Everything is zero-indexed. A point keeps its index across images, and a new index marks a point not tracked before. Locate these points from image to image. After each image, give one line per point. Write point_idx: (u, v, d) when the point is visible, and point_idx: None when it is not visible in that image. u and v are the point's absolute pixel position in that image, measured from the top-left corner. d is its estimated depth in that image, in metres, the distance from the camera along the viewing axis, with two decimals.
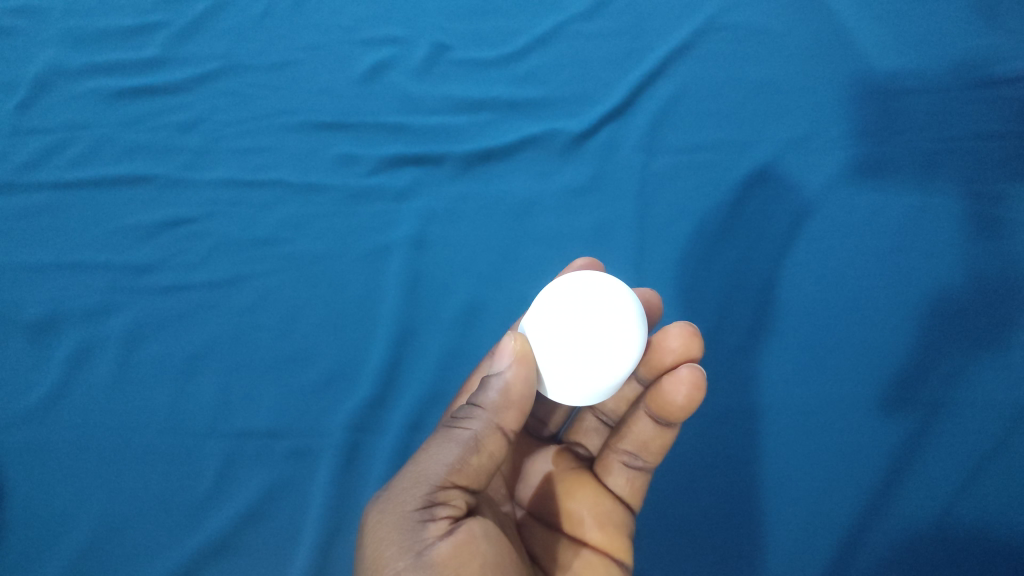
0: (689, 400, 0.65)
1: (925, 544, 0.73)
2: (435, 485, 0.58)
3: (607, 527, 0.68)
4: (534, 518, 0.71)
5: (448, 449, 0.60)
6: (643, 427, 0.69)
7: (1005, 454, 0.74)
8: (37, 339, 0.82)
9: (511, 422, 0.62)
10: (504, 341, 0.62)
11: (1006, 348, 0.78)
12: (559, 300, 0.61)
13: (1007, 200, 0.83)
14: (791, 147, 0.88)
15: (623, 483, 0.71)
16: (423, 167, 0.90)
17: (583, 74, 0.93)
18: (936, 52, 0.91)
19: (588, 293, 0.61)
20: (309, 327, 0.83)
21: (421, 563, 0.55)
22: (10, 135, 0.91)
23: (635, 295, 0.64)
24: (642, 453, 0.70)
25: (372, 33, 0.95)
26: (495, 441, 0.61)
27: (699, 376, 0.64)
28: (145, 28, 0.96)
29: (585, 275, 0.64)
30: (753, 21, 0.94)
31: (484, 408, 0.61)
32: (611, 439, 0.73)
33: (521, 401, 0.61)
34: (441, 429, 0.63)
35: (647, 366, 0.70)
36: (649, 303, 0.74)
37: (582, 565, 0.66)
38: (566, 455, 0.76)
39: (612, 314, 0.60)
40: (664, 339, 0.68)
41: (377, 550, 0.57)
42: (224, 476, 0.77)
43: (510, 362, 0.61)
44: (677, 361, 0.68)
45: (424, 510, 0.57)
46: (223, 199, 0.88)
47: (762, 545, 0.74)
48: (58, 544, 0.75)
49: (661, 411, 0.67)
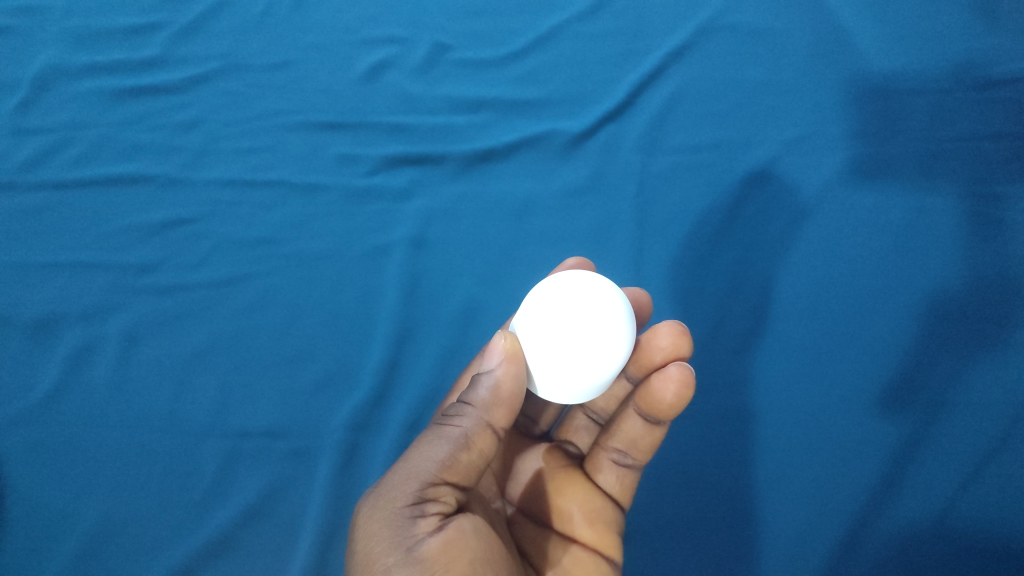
0: (679, 399, 0.65)
1: (924, 544, 0.73)
2: (426, 482, 0.58)
3: (597, 524, 0.68)
4: (525, 516, 0.71)
5: (439, 446, 0.60)
6: (632, 425, 0.69)
7: (1003, 453, 0.75)
8: (36, 338, 0.82)
9: (501, 420, 0.62)
10: (494, 340, 0.62)
11: (1004, 349, 0.78)
12: (549, 299, 0.61)
13: (1005, 201, 0.84)
14: (790, 147, 0.88)
15: (613, 481, 0.71)
16: (423, 167, 0.90)
17: (584, 75, 0.93)
18: (935, 52, 0.91)
19: (578, 292, 0.61)
20: (308, 327, 0.83)
21: (411, 559, 0.55)
22: (10, 135, 0.91)
23: (625, 295, 0.64)
24: (631, 451, 0.70)
25: (372, 32, 0.95)
26: (485, 439, 0.61)
27: (688, 375, 0.64)
28: (145, 28, 0.96)
29: (575, 274, 0.64)
30: (753, 21, 0.94)
31: (474, 406, 0.61)
32: (601, 437, 0.73)
33: (511, 399, 0.61)
34: (432, 427, 0.63)
35: (638, 364, 0.70)
36: (638, 302, 0.74)
37: (572, 561, 0.67)
38: (557, 452, 0.76)
39: (602, 313, 0.60)
40: (653, 337, 0.68)
41: (368, 546, 0.57)
42: (223, 475, 0.77)
43: (500, 361, 0.61)
44: (666, 359, 0.68)
45: (415, 506, 0.57)
46: (222, 199, 0.88)
47: (760, 544, 0.74)
48: (59, 543, 0.75)
49: (651, 409, 0.67)
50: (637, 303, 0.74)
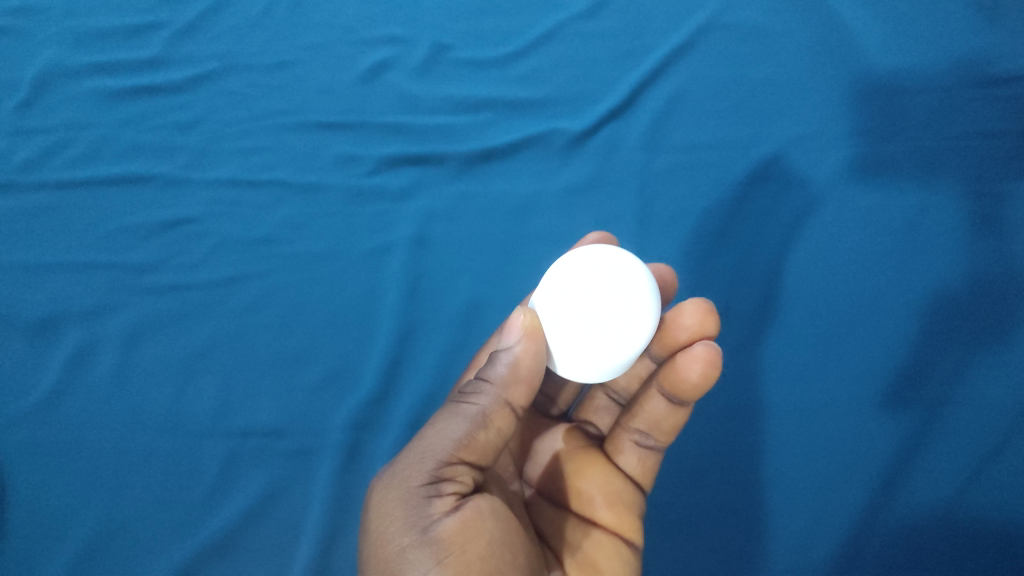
0: (704, 378, 0.64)
1: (925, 543, 0.73)
2: (442, 461, 0.58)
3: (616, 507, 0.68)
4: (543, 497, 0.72)
5: (455, 424, 0.60)
6: (655, 406, 0.68)
7: (1004, 452, 0.74)
8: (36, 339, 0.82)
9: (519, 398, 0.62)
10: (514, 316, 0.61)
11: (1007, 348, 0.78)
12: (572, 276, 0.60)
13: (1006, 200, 0.83)
14: (791, 145, 0.88)
15: (635, 462, 0.71)
16: (423, 166, 0.90)
17: (584, 74, 0.93)
18: (937, 51, 0.90)
19: (602, 268, 0.60)
20: (309, 326, 0.83)
21: (426, 539, 0.55)
22: (11, 135, 0.90)
23: (649, 271, 0.63)
24: (654, 432, 0.69)
25: (372, 32, 0.95)
26: (503, 417, 0.60)
27: (715, 354, 0.63)
28: (145, 28, 0.96)
29: (597, 249, 0.62)
30: (753, 20, 0.94)
31: (492, 383, 0.61)
32: (623, 417, 0.72)
33: (530, 377, 0.61)
34: (449, 404, 0.63)
35: (662, 343, 0.70)
36: (663, 278, 0.74)
37: (595, 549, 0.65)
38: (576, 433, 0.76)
39: (626, 291, 0.59)
40: (678, 315, 0.68)
41: (382, 525, 0.57)
42: (225, 475, 0.77)
43: (520, 338, 0.60)
44: (692, 338, 0.67)
45: (430, 486, 0.58)
46: (223, 199, 0.88)
47: (764, 542, 0.74)
48: (60, 544, 0.75)
49: (675, 390, 0.66)
50: (661, 279, 0.74)
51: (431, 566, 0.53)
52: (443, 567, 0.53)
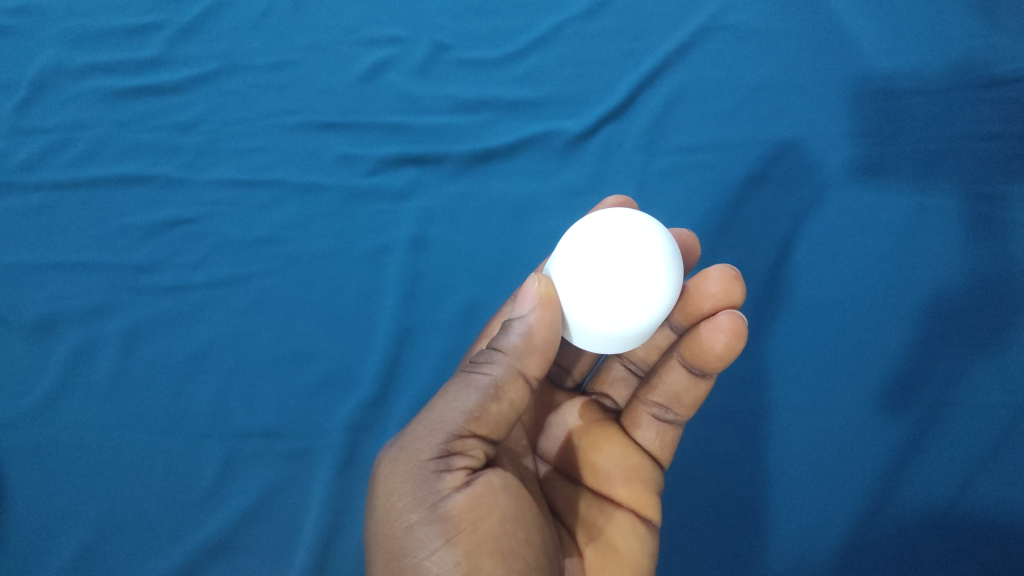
0: (728, 349, 0.63)
1: (924, 543, 0.72)
2: (452, 435, 0.58)
3: (634, 483, 0.67)
4: (558, 474, 0.71)
5: (466, 396, 0.59)
6: (676, 377, 0.68)
7: (1003, 452, 0.74)
8: (34, 339, 0.82)
9: (533, 368, 0.60)
10: (529, 282, 0.59)
11: (1004, 348, 0.78)
12: (586, 239, 0.57)
13: (1006, 201, 0.83)
14: (792, 146, 0.87)
15: (653, 436, 0.70)
16: (423, 167, 0.89)
17: (584, 75, 0.93)
18: (936, 51, 0.90)
19: (618, 229, 0.57)
20: (310, 326, 0.82)
21: (435, 516, 0.55)
22: (11, 135, 0.90)
23: (669, 234, 0.59)
24: (673, 405, 0.69)
25: (372, 32, 0.95)
26: (517, 388, 0.59)
27: (740, 324, 0.62)
28: (144, 28, 0.96)
29: (615, 211, 0.59)
30: (752, 21, 0.94)
31: (505, 353, 0.60)
32: (641, 390, 0.72)
33: (545, 346, 0.59)
34: (461, 374, 0.62)
35: (683, 312, 0.68)
36: (686, 244, 0.73)
37: (614, 529, 0.65)
38: (592, 406, 0.76)
39: (643, 257, 0.56)
40: (703, 283, 0.66)
41: (390, 501, 0.58)
42: (224, 475, 0.77)
43: (534, 305, 0.58)
44: (716, 307, 0.66)
45: (440, 460, 0.57)
46: (222, 199, 0.88)
47: (764, 543, 0.73)
48: (58, 544, 0.75)
49: (697, 361, 0.65)
50: (685, 245, 0.73)
51: (440, 544, 0.54)
52: (452, 546, 0.53)
